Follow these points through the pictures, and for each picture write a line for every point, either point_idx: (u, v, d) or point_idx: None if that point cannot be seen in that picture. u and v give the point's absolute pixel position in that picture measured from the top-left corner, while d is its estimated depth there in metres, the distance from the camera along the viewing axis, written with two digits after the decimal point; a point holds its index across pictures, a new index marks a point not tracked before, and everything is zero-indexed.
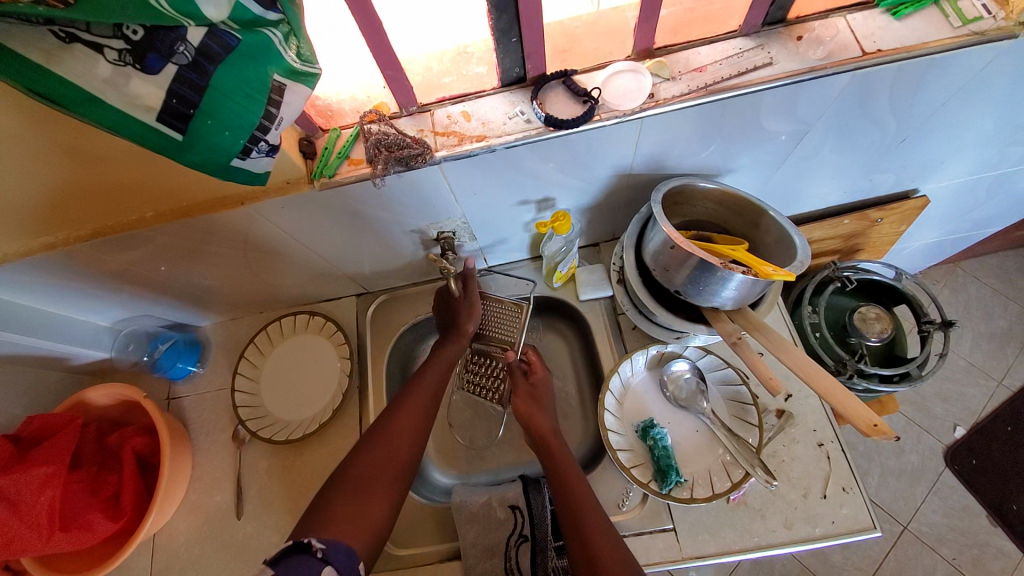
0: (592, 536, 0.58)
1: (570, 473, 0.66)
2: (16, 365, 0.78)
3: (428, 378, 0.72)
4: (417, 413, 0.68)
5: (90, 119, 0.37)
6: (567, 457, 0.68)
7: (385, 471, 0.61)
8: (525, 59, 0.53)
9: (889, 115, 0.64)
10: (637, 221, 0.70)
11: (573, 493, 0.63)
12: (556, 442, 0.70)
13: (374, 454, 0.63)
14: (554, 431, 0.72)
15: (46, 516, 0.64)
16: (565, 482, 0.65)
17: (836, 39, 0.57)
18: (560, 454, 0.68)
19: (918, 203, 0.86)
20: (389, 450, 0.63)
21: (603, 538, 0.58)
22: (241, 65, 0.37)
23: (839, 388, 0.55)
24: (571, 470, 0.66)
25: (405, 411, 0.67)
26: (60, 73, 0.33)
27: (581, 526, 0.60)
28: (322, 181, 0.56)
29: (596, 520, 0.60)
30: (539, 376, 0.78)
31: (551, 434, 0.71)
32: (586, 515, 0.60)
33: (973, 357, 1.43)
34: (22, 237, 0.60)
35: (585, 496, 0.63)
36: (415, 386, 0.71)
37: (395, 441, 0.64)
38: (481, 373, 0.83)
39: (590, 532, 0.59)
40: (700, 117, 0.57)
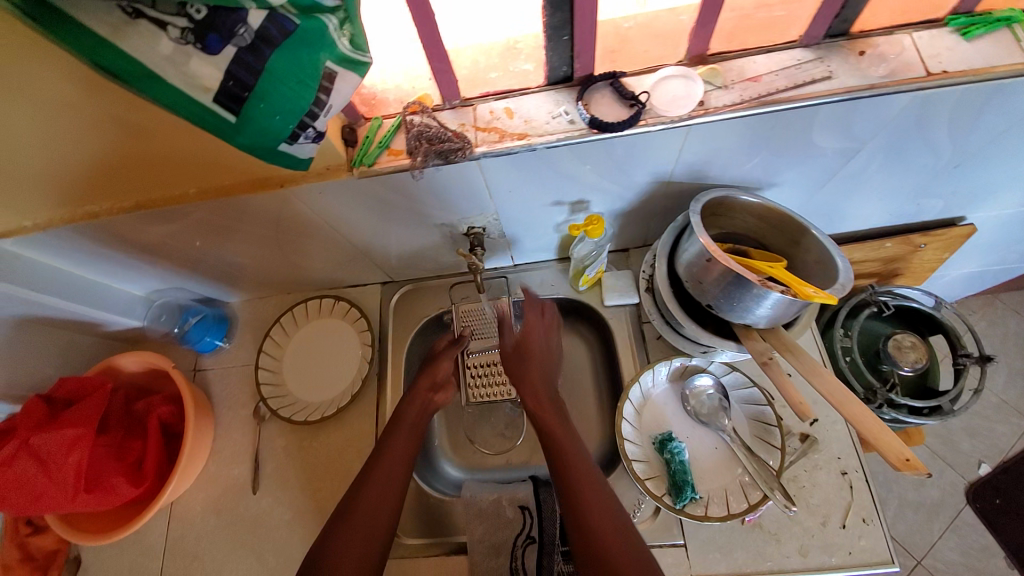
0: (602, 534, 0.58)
1: (578, 466, 0.64)
2: (54, 327, 0.81)
3: (410, 412, 0.73)
4: (393, 474, 0.66)
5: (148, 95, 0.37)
6: (577, 448, 0.66)
7: (357, 547, 0.59)
8: (574, 58, 0.52)
9: (946, 139, 0.62)
10: (672, 230, 0.68)
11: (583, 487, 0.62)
12: (562, 431, 0.68)
13: (353, 527, 0.61)
14: (560, 418, 0.69)
15: (74, 476, 0.67)
16: (575, 474, 0.63)
17: (901, 57, 0.54)
18: (567, 445, 0.66)
19: (965, 230, 0.82)
20: (365, 522, 0.61)
21: (615, 536, 0.58)
22: (296, 49, 0.37)
23: (868, 416, 0.52)
24: (580, 464, 0.64)
25: (383, 464, 0.66)
26: (123, 47, 0.34)
27: (592, 520, 0.59)
28: (361, 169, 0.56)
29: (607, 517, 0.59)
30: (531, 325, 0.76)
31: (556, 423, 0.69)
32: (596, 511, 0.60)
33: (1007, 394, 1.37)
34: (70, 203, 0.62)
35: (594, 493, 0.61)
36: (391, 443, 0.69)
37: (382, 475, 0.65)
38: (479, 374, 0.84)
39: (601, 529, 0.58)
40: (749, 128, 0.55)
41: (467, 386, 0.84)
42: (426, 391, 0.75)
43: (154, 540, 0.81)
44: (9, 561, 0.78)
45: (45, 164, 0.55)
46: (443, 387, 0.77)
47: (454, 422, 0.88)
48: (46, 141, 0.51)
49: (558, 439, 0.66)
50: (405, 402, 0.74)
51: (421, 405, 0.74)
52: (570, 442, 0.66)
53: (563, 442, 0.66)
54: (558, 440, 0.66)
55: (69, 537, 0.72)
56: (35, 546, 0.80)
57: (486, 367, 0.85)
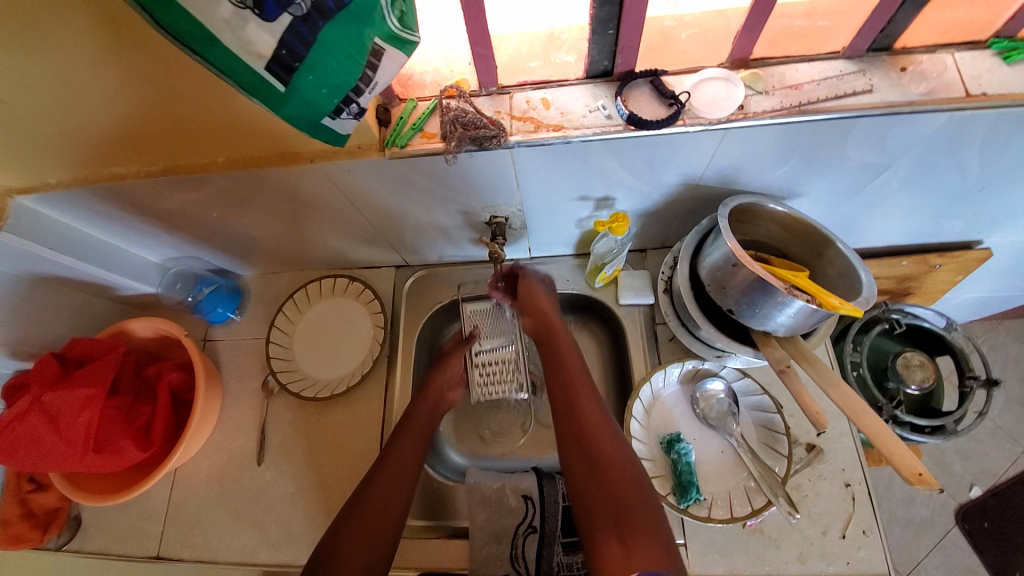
0: (623, 501, 0.54)
1: (599, 433, 0.60)
2: (67, 287, 0.81)
3: (419, 411, 0.74)
4: (403, 472, 0.66)
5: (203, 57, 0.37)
6: (600, 417, 0.62)
7: (364, 548, 0.59)
8: (616, 53, 0.52)
9: (977, 160, 0.61)
10: (697, 233, 0.69)
11: (606, 454, 0.58)
12: (585, 396, 0.64)
13: (363, 525, 0.61)
14: (585, 379, 0.66)
15: (83, 436, 0.67)
16: (596, 439, 0.59)
17: (942, 76, 0.53)
18: (589, 412, 0.62)
19: (981, 254, 0.83)
20: (371, 521, 0.61)
21: (636, 506, 0.54)
22: (348, 24, 0.36)
23: (883, 429, 0.53)
24: (602, 431, 0.60)
25: (392, 463, 0.67)
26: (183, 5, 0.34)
27: (614, 489, 0.55)
28: (393, 151, 0.56)
29: (626, 488, 0.55)
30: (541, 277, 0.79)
31: (580, 384, 0.65)
32: (615, 478, 0.56)
33: (1003, 419, 1.38)
34: (97, 164, 0.62)
35: (614, 463, 0.58)
36: (400, 442, 0.70)
37: (392, 475, 0.66)
38: (487, 370, 0.82)
39: (620, 497, 0.55)
40: (784, 136, 0.55)
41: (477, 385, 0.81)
42: (438, 389, 0.77)
43: (156, 506, 0.81)
44: (10, 517, 0.78)
45: (76, 121, 0.54)
46: (455, 386, 0.79)
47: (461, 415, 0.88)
48: (81, 96, 0.50)
49: (582, 402, 0.63)
50: (416, 401, 0.75)
51: (431, 403, 0.75)
52: (595, 408, 0.63)
53: (586, 409, 0.62)
54: (581, 404, 0.63)
55: (74, 497, 0.72)
56: (36, 503, 0.80)
57: (495, 363, 0.83)
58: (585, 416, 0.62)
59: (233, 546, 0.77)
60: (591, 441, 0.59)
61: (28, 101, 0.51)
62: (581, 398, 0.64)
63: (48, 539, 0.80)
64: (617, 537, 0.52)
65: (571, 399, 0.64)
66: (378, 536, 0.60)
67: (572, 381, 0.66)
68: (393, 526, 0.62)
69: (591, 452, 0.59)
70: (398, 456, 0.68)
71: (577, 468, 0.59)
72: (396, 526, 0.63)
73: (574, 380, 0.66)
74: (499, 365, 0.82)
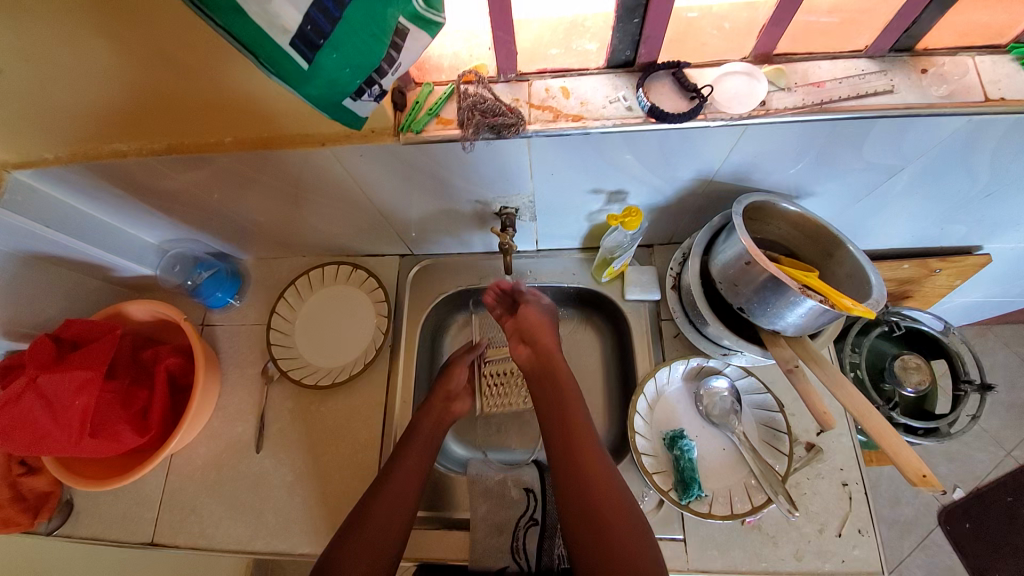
0: (624, 553, 0.55)
1: (598, 481, 0.60)
2: (60, 266, 0.78)
3: (423, 425, 0.72)
4: (407, 488, 0.66)
5: (229, 30, 0.35)
6: (600, 462, 0.62)
7: (366, 559, 0.60)
8: (640, 43, 0.51)
9: (987, 165, 0.62)
10: (708, 230, 0.69)
11: (607, 504, 0.59)
12: (585, 439, 0.64)
13: (365, 539, 0.61)
14: (583, 420, 0.65)
15: (79, 421, 0.65)
16: (596, 488, 0.60)
17: (962, 80, 0.53)
18: (588, 457, 0.62)
19: (980, 260, 0.84)
20: (374, 535, 0.62)
21: (636, 558, 0.55)
22: (375, 3, 0.35)
23: (889, 429, 0.53)
24: (601, 480, 0.60)
25: (396, 476, 0.66)
26: None
27: (615, 542, 0.56)
28: (407, 136, 0.55)
29: (627, 540, 0.56)
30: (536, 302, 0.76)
31: (577, 427, 0.65)
32: (616, 531, 0.57)
33: (988, 423, 1.41)
34: (97, 140, 0.60)
35: (614, 512, 0.58)
36: (405, 454, 0.69)
37: (396, 491, 0.65)
38: (495, 380, 0.85)
39: (620, 550, 0.55)
40: (803, 134, 0.55)
41: (484, 396, 0.84)
42: (442, 401, 0.76)
43: (151, 491, 0.80)
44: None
45: (79, 94, 0.52)
46: (457, 396, 0.78)
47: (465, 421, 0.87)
48: (87, 68, 0.49)
49: (580, 449, 0.62)
50: (419, 415, 0.74)
51: (436, 415, 0.74)
52: (594, 453, 0.63)
53: (586, 456, 0.62)
54: (579, 449, 0.63)
55: (67, 481, 0.70)
56: (27, 487, 0.77)
57: (503, 374, 0.86)
58: (585, 464, 0.62)
59: (228, 534, 0.76)
60: (590, 491, 0.60)
61: (30, 70, 0.48)
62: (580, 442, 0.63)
63: (38, 524, 0.78)
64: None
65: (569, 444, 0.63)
66: (379, 555, 0.61)
67: (569, 424, 0.65)
68: (400, 532, 0.63)
69: (590, 503, 0.59)
70: (396, 488, 0.65)
71: (577, 516, 0.59)
72: (402, 527, 0.64)
73: (572, 421, 0.65)
74: (508, 377, 0.86)
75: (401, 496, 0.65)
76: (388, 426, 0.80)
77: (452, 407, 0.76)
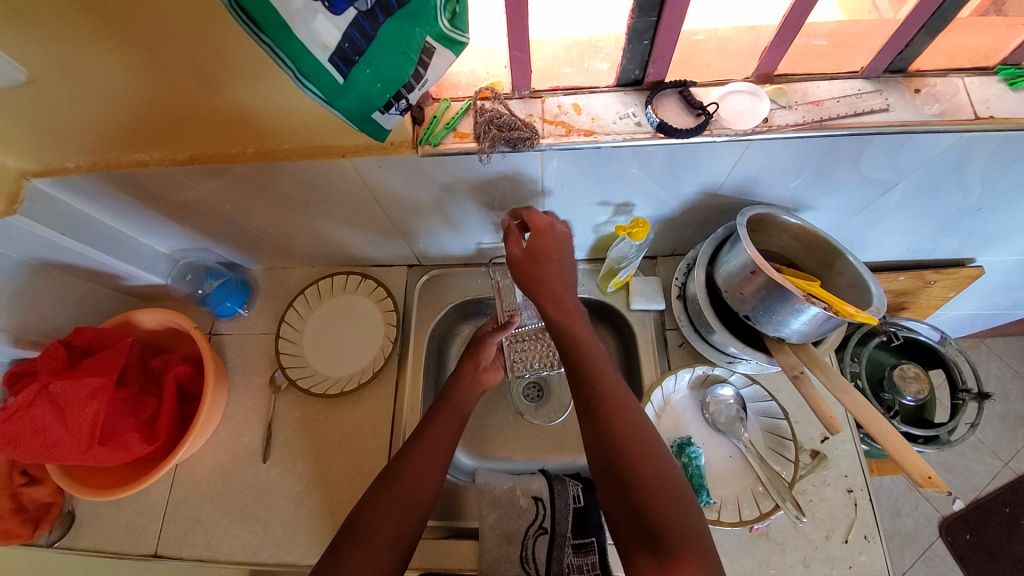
0: (658, 513, 0.51)
1: (634, 442, 0.55)
2: (70, 275, 0.79)
3: (440, 423, 0.69)
4: (427, 476, 0.63)
5: (273, 47, 0.37)
6: (630, 415, 0.57)
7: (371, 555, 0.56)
8: (648, 63, 0.54)
9: (978, 181, 0.64)
10: (713, 240, 0.71)
11: (642, 468, 0.54)
12: (617, 403, 0.58)
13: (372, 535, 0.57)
14: (616, 381, 0.60)
15: (89, 428, 0.65)
16: (626, 449, 0.55)
17: (953, 99, 0.56)
18: (619, 424, 0.56)
19: (974, 271, 0.87)
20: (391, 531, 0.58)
21: (670, 515, 0.51)
22: (405, 22, 0.37)
23: (894, 435, 0.55)
24: (633, 439, 0.55)
25: (410, 467, 0.63)
26: None
27: (649, 502, 0.52)
28: (425, 148, 0.57)
29: (666, 499, 0.52)
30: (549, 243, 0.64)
31: (605, 391, 0.58)
32: (643, 480, 0.53)
33: (984, 434, 1.44)
34: (118, 149, 0.61)
35: (642, 457, 0.54)
36: (415, 448, 0.65)
37: (413, 484, 0.62)
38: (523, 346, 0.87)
39: (659, 513, 0.51)
40: (804, 149, 0.57)
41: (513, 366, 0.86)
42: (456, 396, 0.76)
43: (155, 502, 0.79)
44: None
45: (109, 105, 0.54)
46: (489, 368, 0.79)
47: (473, 425, 0.88)
48: (116, 77, 0.50)
49: (602, 398, 0.58)
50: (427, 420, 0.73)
51: None
52: (627, 411, 0.57)
53: (618, 421, 0.56)
54: (608, 409, 0.57)
55: (70, 489, 0.69)
56: (29, 497, 0.76)
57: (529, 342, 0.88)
58: (616, 428, 0.56)
59: (234, 545, 0.75)
60: (620, 453, 0.55)
61: (63, 80, 0.50)
62: (611, 410, 0.57)
63: (39, 535, 0.76)
64: (650, 554, 0.49)
65: (599, 408, 0.58)
66: (395, 542, 0.58)
67: (601, 384, 0.59)
68: (406, 542, 0.59)
69: (619, 463, 0.54)
70: (414, 475, 0.63)
71: (610, 484, 0.55)
72: (407, 545, 0.59)
73: (605, 384, 0.59)
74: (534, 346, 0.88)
75: (416, 487, 0.62)
76: (396, 434, 0.80)
77: (483, 379, 0.77)
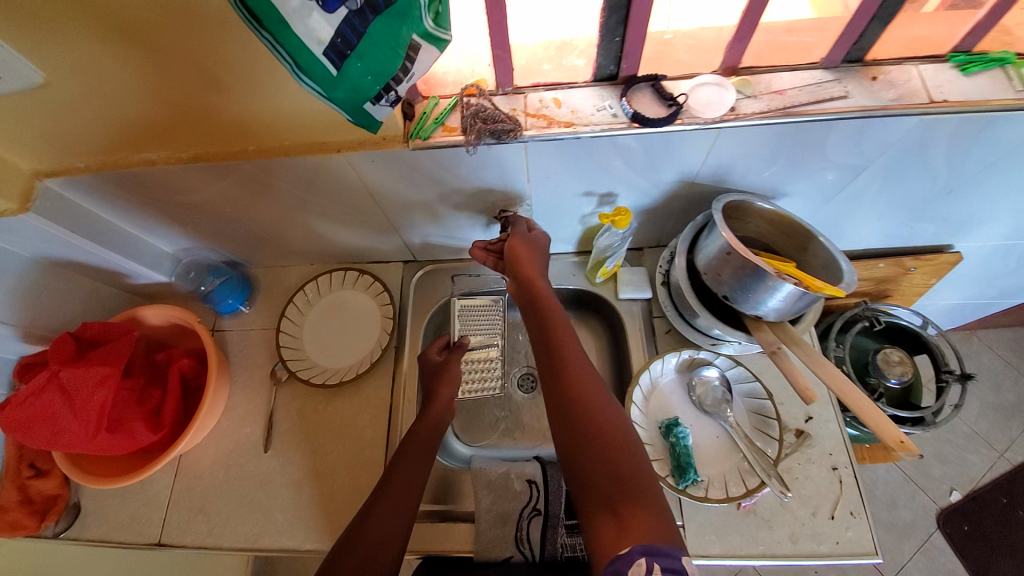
0: (618, 474, 0.53)
1: (596, 410, 0.57)
2: (77, 274, 0.82)
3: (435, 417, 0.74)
4: (415, 470, 0.69)
5: (274, 41, 0.41)
6: (594, 386, 0.60)
7: (376, 537, 0.59)
8: (622, 58, 0.58)
9: (941, 164, 0.68)
10: (692, 228, 0.75)
11: (602, 433, 0.56)
12: (583, 377, 0.60)
13: (378, 523, 0.61)
14: (582, 358, 0.62)
15: (96, 415, 0.67)
16: (589, 419, 0.57)
17: (908, 84, 0.60)
18: (584, 394, 0.58)
19: (952, 257, 0.90)
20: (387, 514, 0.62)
21: (629, 478, 0.52)
22: (393, 21, 0.41)
23: (866, 401, 0.58)
24: (597, 409, 0.57)
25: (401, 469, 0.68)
26: None
27: (608, 465, 0.53)
28: (416, 142, 0.61)
29: (622, 462, 0.53)
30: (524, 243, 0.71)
31: (574, 368, 0.61)
32: (603, 445, 0.55)
33: (978, 425, 1.46)
34: (126, 148, 0.65)
35: (602, 424, 0.56)
36: (410, 445, 0.72)
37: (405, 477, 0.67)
38: (473, 375, 0.88)
39: (619, 475, 0.53)
40: (771, 136, 0.61)
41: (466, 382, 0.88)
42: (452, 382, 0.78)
43: (158, 493, 0.81)
44: (7, 503, 0.76)
45: (118, 104, 0.58)
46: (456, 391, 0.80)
47: (467, 416, 0.90)
48: (125, 77, 0.54)
49: (566, 372, 0.60)
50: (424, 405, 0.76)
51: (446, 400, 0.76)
52: (590, 384, 0.60)
53: (583, 393, 0.59)
54: (572, 382, 0.60)
55: (78, 478, 0.72)
56: (35, 489, 0.78)
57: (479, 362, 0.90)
58: (579, 398, 0.58)
59: (236, 533, 0.77)
60: (582, 423, 0.56)
61: (76, 81, 0.54)
62: (574, 384, 0.60)
63: (45, 526, 0.78)
64: (610, 513, 0.50)
65: (564, 381, 0.60)
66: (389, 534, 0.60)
67: (566, 360, 0.61)
68: (405, 525, 0.62)
69: (582, 430, 0.56)
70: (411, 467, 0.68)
71: (576, 454, 0.56)
72: (405, 528, 0.62)
73: (570, 360, 0.62)
74: (485, 363, 0.90)
75: (406, 482, 0.67)
76: (393, 423, 0.83)
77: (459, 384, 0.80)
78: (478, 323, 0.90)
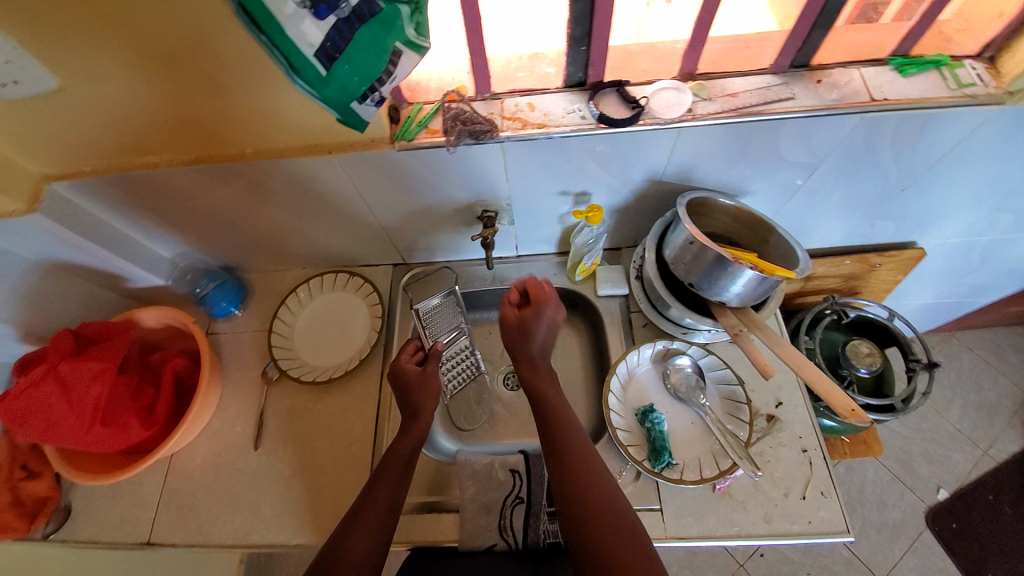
0: (610, 540, 0.56)
1: (590, 477, 0.62)
2: (76, 277, 0.85)
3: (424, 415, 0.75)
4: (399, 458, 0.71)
5: (270, 44, 0.47)
6: (587, 448, 0.65)
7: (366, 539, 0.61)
8: (588, 66, 0.64)
9: (891, 161, 0.74)
10: (660, 224, 0.80)
11: (596, 499, 0.60)
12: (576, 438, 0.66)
13: (366, 522, 0.63)
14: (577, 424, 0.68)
15: (92, 408, 0.69)
16: (583, 484, 0.61)
17: (850, 85, 0.66)
18: (577, 457, 0.64)
19: (915, 253, 0.95)
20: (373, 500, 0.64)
21: (622, 542, 0.56)
22: (377, 30, 0.46)
23: (820, 374, 0.61)
24: (591, 475, 0.62)
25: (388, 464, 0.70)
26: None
27: (602, 531, 0.57)
28: (401, 143, 0.66)
29: (616, 526, 0.57)
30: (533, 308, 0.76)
31: (567, 427, 0.67)
32: (597, 509, 0.59)
33: (962, 424, 1.49)
34: (130, 152, 0.69)
35: (596, 489, 0.61)
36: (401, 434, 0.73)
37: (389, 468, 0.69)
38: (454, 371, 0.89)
39: (612, 540, 0.56)
40: (728, 135, 0.67)
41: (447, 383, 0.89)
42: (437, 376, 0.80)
43: (148, 494, 0.82)
44: None
45: (125, 110, 0.62)
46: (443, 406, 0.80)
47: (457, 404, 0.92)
48: (134, 86, 0.59)
49: (562, 436, 0.66)
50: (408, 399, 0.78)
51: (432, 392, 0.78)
52: (583, 447, 0.65)
53: (577, 455, 0.64)
54: (567, 444, 0.65)
55: (71, 476, 0.73)
56: (26, 492, 0.78)
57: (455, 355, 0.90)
58: (574, 461, 0.63)
59: (226, 529, 0.78)
60: (578, 488, 0.61)
61: (88, 89, 0.59)
62: (569, 446, 0.65)
63: (35, 528, 0.79)
64: None
65: (561, 444, 0.65)
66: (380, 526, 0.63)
67: (561, 424, 0.67)
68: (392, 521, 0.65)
69: (576, 493, 0.60)
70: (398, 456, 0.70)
71: (570, 513, 0.60)
72: (388, 529, 0.64)
73: (568, 428, 0.67)
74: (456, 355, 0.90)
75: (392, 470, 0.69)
76: (382, 418, 0.85)
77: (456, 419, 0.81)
78: (438, 321, 0.83)
